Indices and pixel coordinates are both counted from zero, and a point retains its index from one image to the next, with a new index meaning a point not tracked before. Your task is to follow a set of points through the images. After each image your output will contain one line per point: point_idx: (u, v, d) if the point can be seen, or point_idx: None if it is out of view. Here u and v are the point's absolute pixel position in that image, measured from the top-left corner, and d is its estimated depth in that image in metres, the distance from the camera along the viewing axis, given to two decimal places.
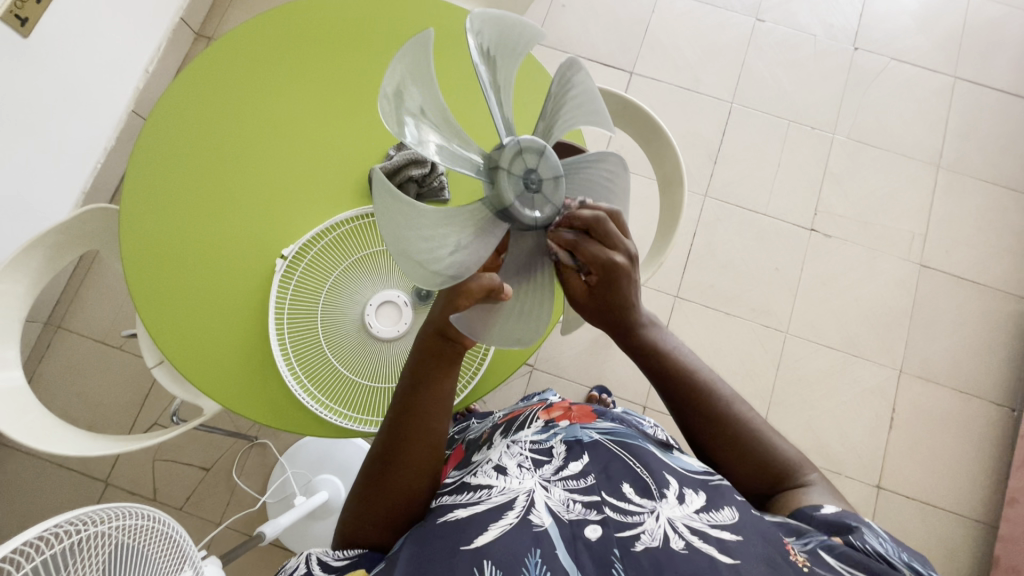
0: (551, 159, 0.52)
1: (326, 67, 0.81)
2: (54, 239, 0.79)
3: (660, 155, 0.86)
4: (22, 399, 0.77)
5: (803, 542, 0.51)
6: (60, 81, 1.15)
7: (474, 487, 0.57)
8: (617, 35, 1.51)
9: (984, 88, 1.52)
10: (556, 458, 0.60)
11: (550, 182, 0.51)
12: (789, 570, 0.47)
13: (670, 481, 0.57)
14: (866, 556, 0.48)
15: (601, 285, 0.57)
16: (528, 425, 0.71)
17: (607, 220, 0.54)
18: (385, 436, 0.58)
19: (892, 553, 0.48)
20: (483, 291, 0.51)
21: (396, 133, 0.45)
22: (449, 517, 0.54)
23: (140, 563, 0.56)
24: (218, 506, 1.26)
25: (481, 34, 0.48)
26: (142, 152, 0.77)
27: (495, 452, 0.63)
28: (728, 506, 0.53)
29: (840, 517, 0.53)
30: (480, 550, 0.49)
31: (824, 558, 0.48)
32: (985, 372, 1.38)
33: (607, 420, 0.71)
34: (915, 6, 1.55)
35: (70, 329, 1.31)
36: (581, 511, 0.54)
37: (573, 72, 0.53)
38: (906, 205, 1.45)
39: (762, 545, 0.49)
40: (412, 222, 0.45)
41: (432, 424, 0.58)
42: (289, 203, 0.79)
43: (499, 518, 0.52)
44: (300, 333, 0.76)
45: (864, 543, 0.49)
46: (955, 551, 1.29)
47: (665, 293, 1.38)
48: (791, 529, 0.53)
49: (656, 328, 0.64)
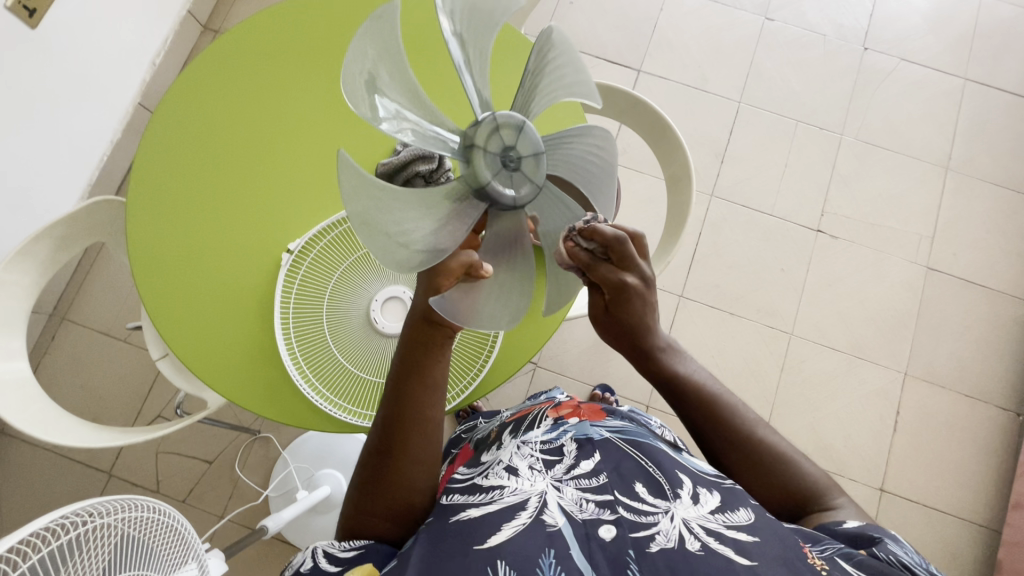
0: (529, 134, 0.54)
1: (333, 63, 0.81)
2: (61, 230, 0.79)
3: (669, 154, 0.85)
4: (27, 389, 0.77)
5: (820, 549, 0.50)
6: (66, 73, 1.15)
7: (486, 487, 0.56)
8: (624, 33, 1.50)
9: (995, 91, 1.51)
10: (567, 457, 0.60)
11: (528, 159, 0.54)
12: (805, 571, 0.46)
13: (684, 481, 0.57)
14: (888, 564, 0.47)
15: (614, 302, 0.64)
16: (537, 424, 0.70)
17: (625, 245, 0.61)
18: (382, 427, 0.58)
19: (915, 563, 0.48)
20: (463, 268, 0.53)
21: (366, 117, 0.47)
22: (461, 516, 0.53)
23: (146, 554, 0.56)
24: (221, 499, 1.26)
25: (452, 11, 0.50)
26: (148, 146, 0.77)
27: (505, 452, 0.63)
28: (745, 507, 0.53)
29: (863, 531, 0.53)
30: (494, 550, 0.49)
31: (842, 563, 0.48)
32: (990, 376, 1.38)
33: (616, 419, 0.71)
34: (925, 7, 1.54)
35: (75, 320, 1.32)
36: (594, 511, 0.54)
37: (550, 43, 0.54)
38: (913, 207, 1.44)
39: (780, 548, 0.48)
40: (383, 208, 0.46)
41: (427, 414, 0.58)
42: (296, 198, 0.79)
43: (512, 518, 0.52)
44: (306, 326, 0.76)
45: (887, 553, 0.49)
46: (957, 554, 1.28)
47: (671, 293, 1.38)
48: (808, 535, 0.52)
49: (673, 354, 0.68)
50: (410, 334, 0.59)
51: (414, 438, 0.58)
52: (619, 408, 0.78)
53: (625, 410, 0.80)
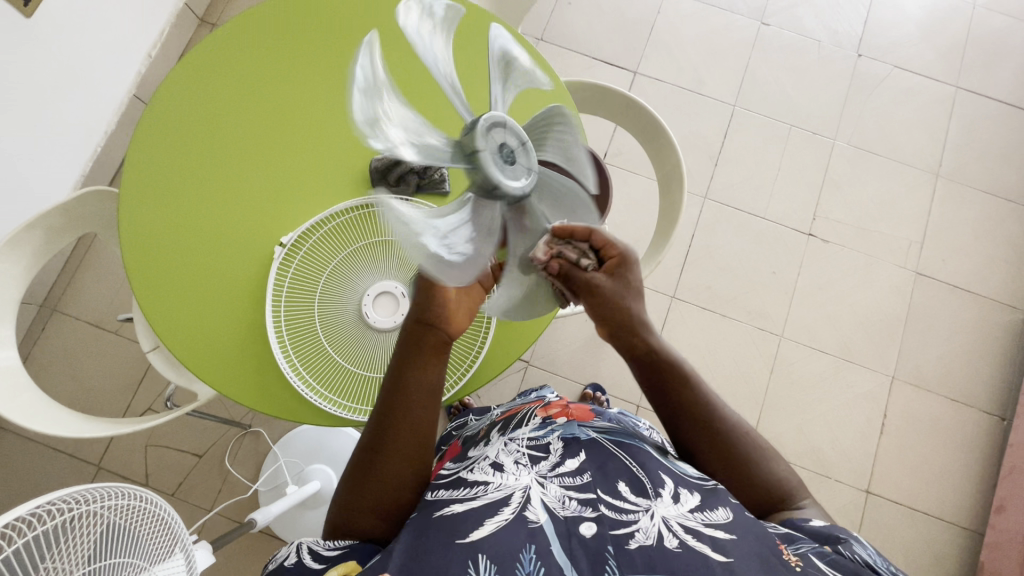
0: (511, 128, 0.54)
1: (337, 56, 0.81)
2: (52, 220, 0.79)
3: (661, 154, 0.86)
4: (16, 378, 0.77)
5: (795, 547, 0.51)
6: (60, 64, 1.14)
7: (470, 483, 0.57)
8: (621, 35, 1.51)
9: (987, 99, 1.53)
10: (553, 455, 0.61)
11: (518, 151, 0.54)
12: (782, 570, 0.47)
13: (666, 480, 0.57)
14: (854, 563, 0.49)
15: (617, 270, 0.61)
16: (525, 423, 0.70)
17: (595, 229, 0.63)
18: (376, 425, 0.59)
19: (878, 564, 0.50)
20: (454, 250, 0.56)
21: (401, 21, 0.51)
22: (445, 510, 0.53)
23: (133, 541, 0.56)
24: (209, 493, 1.26)
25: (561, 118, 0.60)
26: (147, 131, 0.77)
27: (492, 449, 0.63)
28: (723, 507, 0.54)
29: (828, 529, 0.54)
30: (475, 544, 0.49)
31: (816, 561, 0.49)
32: (976, 381, 1.39)
33: (603, 420, 0.71)
34: (919, 15, 1.56)
35: (66, 312, 1.31)
36: (576, 508, 0.54)
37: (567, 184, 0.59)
38: (903, 213, 1.46)
39: (758, 546, 0.49)
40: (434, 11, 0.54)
41: (419, 414, 0.59)
42: (292, 189, 0.79)
43: (495, 514, 0.52)
44: (296, 317, 0.76)
45: (853, 552, 0.50)
46: (941, 556, 1.30)
47: (662, 293, 1.39)
48: (783, 534, 0.53)
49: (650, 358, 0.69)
50: (408, 333, 0.60)
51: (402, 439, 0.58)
52: (607, 411, 0.78)
53: (613, 412, 0.80)
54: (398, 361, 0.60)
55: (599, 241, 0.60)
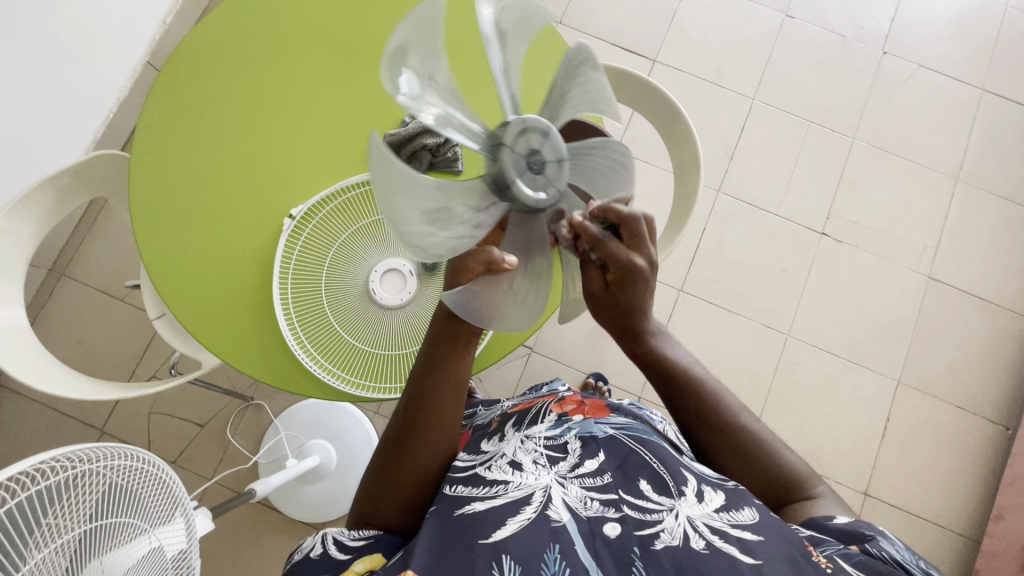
0: (556, 142, 0.52)
1: (354, 28, 0.80)
2: (64, 182, 0.79)
3: (680, 144, 0.85)
4: (23, 338, 0.77)
5: (822, 548, 0.50)
6: (76, 26, 1.13)
7: (490, 481, 0.56)
8: (642, 20, 1.48)
9: (1012, 104, 1.50)
10: (571, 455, 0.60)
11: (551, 165, 0.52)
12: (810, 570, 0.46)
13: (688, 479, 0.57)
14: (883, 563, 0.47)
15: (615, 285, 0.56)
16: (541, 418, 0.70)
17: (627, 226, 0.54)
18: (403, 417, 0.59)
19: (908, 560, 0.48)
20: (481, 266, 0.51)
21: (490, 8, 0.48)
22: (466, 509, 0.53)
23: (130, 501, 0.56)
24: (210, 462, 1.27)
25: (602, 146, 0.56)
26: (161, 100, 0.77)
27: (509, 446, 0.63)
28: (749, 506, 0.53)
29: (854, 526, 0.53)
30: (499, 544, 0.48)
31: (842, 562, 0.47)
32: (983, 389, 1.38)
33: (620, 416, 0.71)
34: (948, 13, 1.52)
35: (73, 276, 1.32)
36: (599, 509, 0.54)
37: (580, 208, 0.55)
38: (919, 217, 1.43)
39: (786, 546, 0.48)
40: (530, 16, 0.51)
41: (445, 408, 0.59)
42: (304, 161, 0.78)
43: (517, 513, 0.52)
44: (305, 299, 0.76)
45: (880, 550, 0.49)
46: (936, 561, 1.30)
47: (670, 286, 1.38)
48: (808, 536, 0.52)
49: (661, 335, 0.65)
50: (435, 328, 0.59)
51: (426, 432, 0.58)
52: (623, 405, 0.79)
53: (627, 405, 0.81)
54: (426, 359, 0.59)
55: (602, 255, 0.54)
